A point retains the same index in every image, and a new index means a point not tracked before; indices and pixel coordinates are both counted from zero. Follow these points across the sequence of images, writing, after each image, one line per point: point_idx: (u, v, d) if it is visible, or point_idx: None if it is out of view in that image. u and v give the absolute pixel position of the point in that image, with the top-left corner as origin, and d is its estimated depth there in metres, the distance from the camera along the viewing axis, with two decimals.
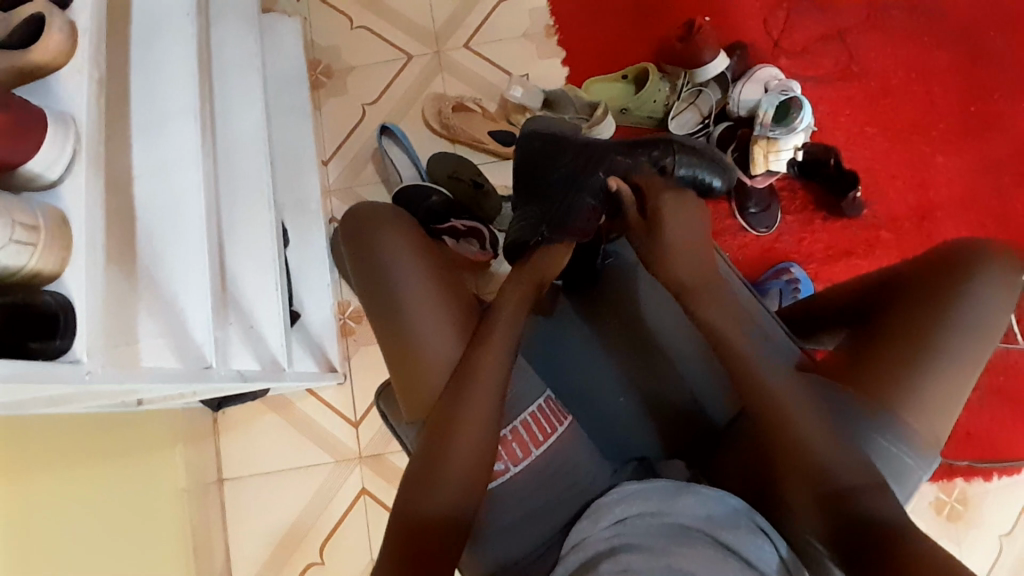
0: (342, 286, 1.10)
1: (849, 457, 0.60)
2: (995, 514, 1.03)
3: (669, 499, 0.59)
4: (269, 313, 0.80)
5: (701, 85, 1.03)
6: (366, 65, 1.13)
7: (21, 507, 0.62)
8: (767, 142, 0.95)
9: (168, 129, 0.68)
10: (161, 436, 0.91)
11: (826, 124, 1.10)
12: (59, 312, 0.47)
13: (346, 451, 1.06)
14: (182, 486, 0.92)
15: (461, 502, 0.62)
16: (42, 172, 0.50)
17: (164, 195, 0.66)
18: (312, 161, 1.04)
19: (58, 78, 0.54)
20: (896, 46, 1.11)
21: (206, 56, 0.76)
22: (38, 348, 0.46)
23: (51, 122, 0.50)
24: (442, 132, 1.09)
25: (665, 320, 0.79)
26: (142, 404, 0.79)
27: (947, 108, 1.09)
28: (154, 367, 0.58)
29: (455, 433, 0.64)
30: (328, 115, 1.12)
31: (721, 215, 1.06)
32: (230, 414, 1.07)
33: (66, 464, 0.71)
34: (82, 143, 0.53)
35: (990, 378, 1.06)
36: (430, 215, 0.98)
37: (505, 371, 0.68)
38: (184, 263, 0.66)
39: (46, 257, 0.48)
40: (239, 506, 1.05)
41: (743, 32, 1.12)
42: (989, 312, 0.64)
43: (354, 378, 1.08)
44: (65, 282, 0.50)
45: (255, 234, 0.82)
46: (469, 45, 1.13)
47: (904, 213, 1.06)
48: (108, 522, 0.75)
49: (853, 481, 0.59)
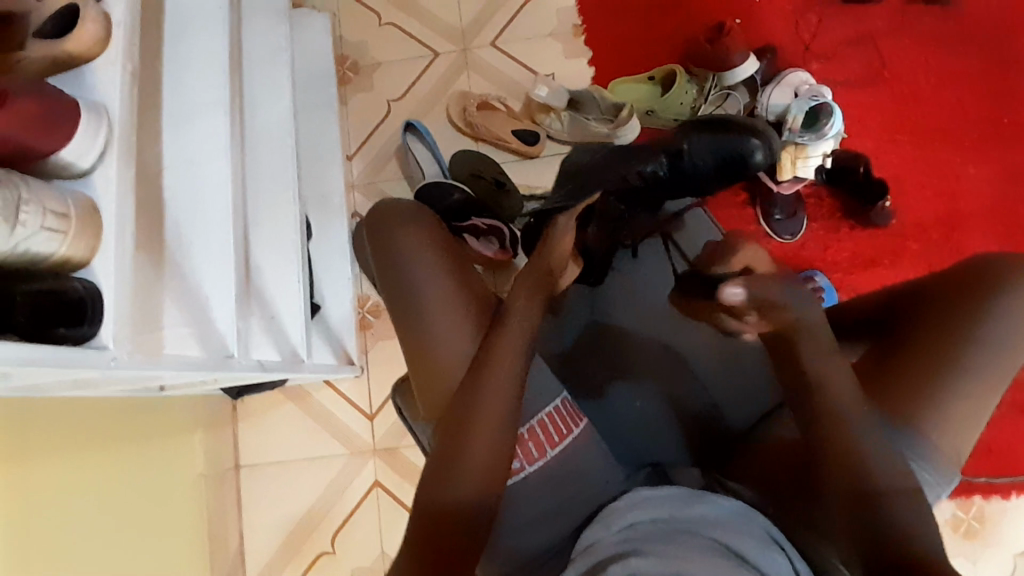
0: (361, 280, 1.11)
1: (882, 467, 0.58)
2: (1014, 535, 1.01)
3: (682, 506, 0.59)
4: (290, 304, 0.81)
5: (730, 88, 1.02)
6: (392, 61, 1.14)
7: (44, 486, 0.63)
8: (796, 149, 0.94)
9: (196, 121, 0.69)
10: (180, 421, 0.93)
11: (856, 131, 1.08)
12: (85, 299, 0.49)
13: (360, 444, 1.07)
14: (199, 471, 0.94)
15: (479, 498, 0.62)
16: (74, 161, 0.51)
17: (191, 185, 0.67)
18: (335, 155, 1.05)
19: (93, 70, 0.55)
20: (931, 52, 1.09)
21: (235, 50, 0.77)
22: (64, 334, 0.47)
23: (83, 113, 0.51)
24: (465, 130, 1.09)
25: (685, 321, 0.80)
26: (164, 389, 0.80)
27: (984, 117, 1.06)
28: (177, 355, 0.59)
29: (470, 428, 0.64)
30: (353, 110, 1.13)
31: (745, 222, 1.05)
32: (248, 403, 1.09)
33: (88, 446, 0.73)
34: (113, 134, 0.54)
35: (1017, 396, 1.03)
36: (449, 212, 0.99)
37: (521, 366, 0.68)
38: (209, 253, 0.67)
39: (76, 245, 0.49)
40: (254, 493, 1.07)
41: (773, 34, 1.10)
42: (1019, 328, 0.62)
43: (370, 371, 1.09)
44: (93, 270, 0.51)
45: (277, 226, 0.83)
46: (495, 43, 1.13)
47: (934, 224, 1.04)
48: (126, 503, 0.76)
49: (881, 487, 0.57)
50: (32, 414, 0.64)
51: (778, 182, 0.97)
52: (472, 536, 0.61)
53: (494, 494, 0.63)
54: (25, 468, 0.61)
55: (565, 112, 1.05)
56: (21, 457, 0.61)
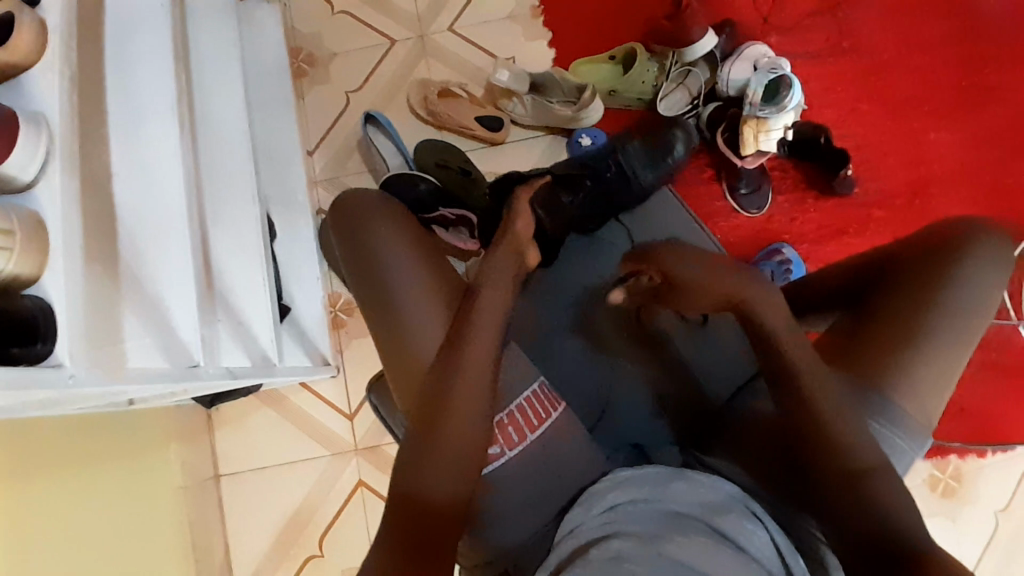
0: (331, 279, 1.09)
1: (851, 435, 0.59)
2: (986, 488, 1.05)
3: (661, 485, 0.59)
4: (259, 309, 0.80)
5: (691, 64, 1.01)
6: (349, 52, 1.11)
7: (17, 511, 0.61)
8: (757, 122, 0.94)
9: (146, 126, 0.66)
10: (155, 434, 0.90)
11: (817, 102, 1.09)
12: (37, 317, 0.47)
13: (342, 445, 1.06)
14: (179, 484, 0.92)
15: (458, 488, 0.63)
16: (17, 175, 0.49)
17: (145, 194, 0.64)
18: (295, 152, 1.02)
19: (29, 77, 0.52)
20: (885, 19, 1.10)
21: (182, 49, 0.74)
22: (19, 353, 0.45)
23: (22, 123, 0.48)
24: (428, 120, 1.07)
25: None
26: (133, 403, 0.78)
27: (939, 82, 1.08)
28: (139, 368, 0.57)
29: (447, 415, 0.64)
30: (312, 104, 1.10)
31: (712, 197, 1.05)
32: (223, 410, 1.07)
33: (61, 467, 0.70)
34: (56, 144, 0.51)
35: (982, 354, 1.06)
36: (418, 204, 0.97)
37: (494, 358, 0.67)
38: (169, 263, 0.64)
39: (23, 261, 0.47)
40: (235, 502, 1.05)
41: (731, 8, 1.10)
42: (980, 296, 0.64)
43: (346, 370, 1.07)
44: (43, 287, 0.49)
45: (238, 229, 0.80)
46: (453, 29, 1.11)
47: (897, 190, 1.06)
48: (105, 522, 0.74)
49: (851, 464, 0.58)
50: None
51: (742, 156, 0.98)
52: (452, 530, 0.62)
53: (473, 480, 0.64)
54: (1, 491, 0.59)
55: (528, 96, 1.04)
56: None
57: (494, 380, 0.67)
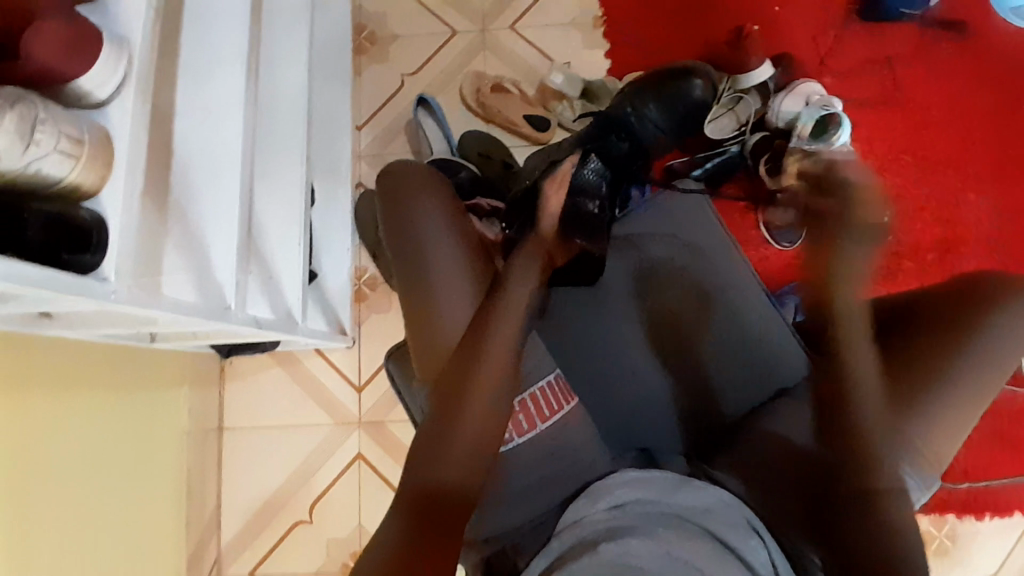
0: (359, 251, 1.10)
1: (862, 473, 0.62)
2: (982, 555, 1.03)
3: (667, 491, 0.59)
4: (290, 268, 0.81)
5: (742, 92, 1.02)
6: (411, 36, 1.14)
7: (35, 419, 0.62)
8: (802, 156, 0.96)
9: (216, 70, 0.67)
10: (168, 374, 0.92)
11: (863, 148, 1.10)
12: (92, 229, 0.48)
13: (346, 416, 1.07)
14: (183, 427, 0.93)
15: (469, 470, 0.64)
16: (92, 91, 0.51)
17: (205, 135, 0.66)
18: (346, 123, 1.05)
19: (118, 2, 0.54)
20: (941, 76, 1.10)
21: (259, 4, 0.77)
22: (69, 260, 0.47)
23: (106, 42, 0.50)
24: (477, 112, 1.09)
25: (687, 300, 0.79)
26: (156, 339, 0.79)
27: (989, 145, 1.09)
28: (173, 298, 0.58)
29: (465, 400, 0.66)
30: (367, 81, 1.13)
31: (745, 226, 1.07)
32: (236, 364, 1.08)
33: (80, 388, 0.72)
34: (134, 69, 0.53)
35: (997, 421, 1.04)
36: (457, 188, 0.98)
37: (515, 351, 0.69)
38: (214, 202, 0.66)
39: (87, 171, 0.48)
40: (234, 456, 1.06)
41: (790, 44, 1.11)
42: (1006, 351, 0.66)
43: (362, 343, 1.08)
44: (100, 202, 0.50)
45: (283, 184, 0.82)
46: (514, 28, 1.14)
47: (932, 246, 1.06)
48: (111, 451, 0.75)
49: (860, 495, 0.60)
50: (30, 348, 0.63)
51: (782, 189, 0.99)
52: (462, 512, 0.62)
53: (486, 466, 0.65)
54: (27, 398, 0.61)
55: (577, 101, 1.06)
56: (21, 388, 0.61)
57: (514, 375, 0.69)
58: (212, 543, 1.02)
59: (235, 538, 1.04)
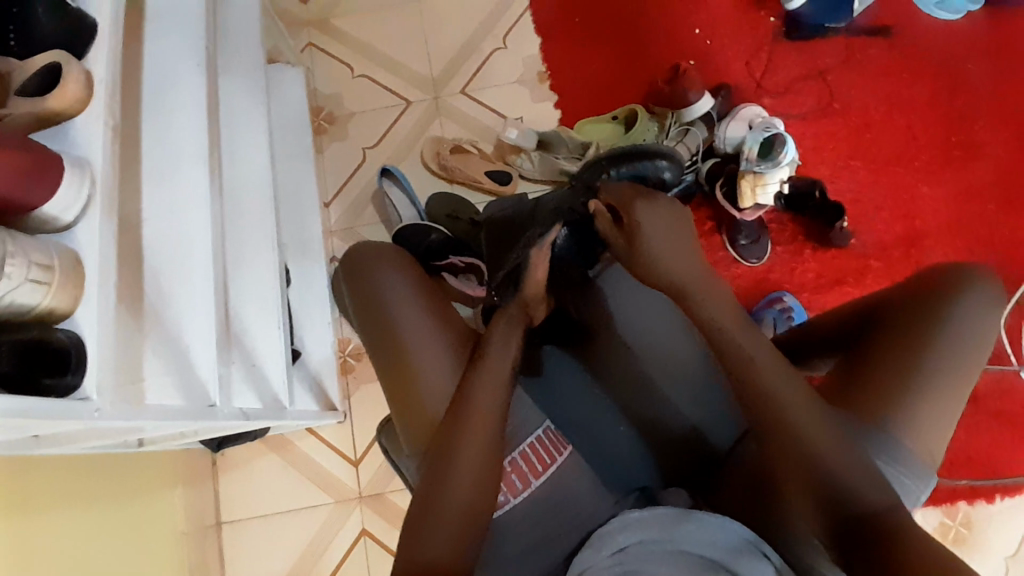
0: (341, 324, 1.11)
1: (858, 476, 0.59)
2: (1001, 538, 1.03)
3: (669, 526, 0.58)
4: (272, 351, 0.81)
5: (689, 124, 1.06)
6: (367, 111, 1.18)
7: (30, 545, 0.61)
8: (754, 177, 0.99)
9: (177, 172, 0.69)
10: (161, 476, 0.90)
11: (812, 159, 1.14)
12: (69, 348, 0.49)
13: (345, 492, 1.05)
14: (181, 529, 0.91)
15: (464, 532, 0.62)
16: (57, 215, 0.52)
17: (173, 235, 0.67)
18: (313, 202, 1.07)
19: (76, 127, 0.56)
20: (873, 83, 1.16)
21: (215, 104, 0.80)
22: (49, 384, 0.47)
23: (67, 167, 0.52)
24: (440, 174, 1.12)
25: (662, 333, 0.80)
26: (143, 443, 0.77)
27: (929, 140, 1.14)
28: (158, 404, 0.58)
29: (452, 467, 0.65)
30: (330, 159, 1.16)
31: (714, 248, 1.09)
32: (229, 455, 1.07)
33: (74, 504, 0.71)
34: (97, 187, 0.55)
35: (989, 403, 1.06)
36: (430, 252, 1.00)
37: (497, 413, 0.70)
38: (188, 298, 0.66)
39: (60, 296, 0.49)
40: (236, 550, 1.04)
41: (727, 73, 1.17)
42: (975, 334, 0.66)
43: (354, 415, 1.08)
44: (77, 321, 0.51)
45: (257, 270, 0.83)
46: (465, 91, 1.18)
47: (894, 242, 1.09)
48: (112, 564, 0.74)
49: (864, 504, 0.58)
50: (20, 473, 0.63)
51: (741, 210, 1.02)
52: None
53: (477, 534, 0.63)
54: (21, 524, 0.61)
55: (535, 152, 1.10)
56: (16, 514, 0.60)
57: (498, 437, 0.69)
58: None
59: None
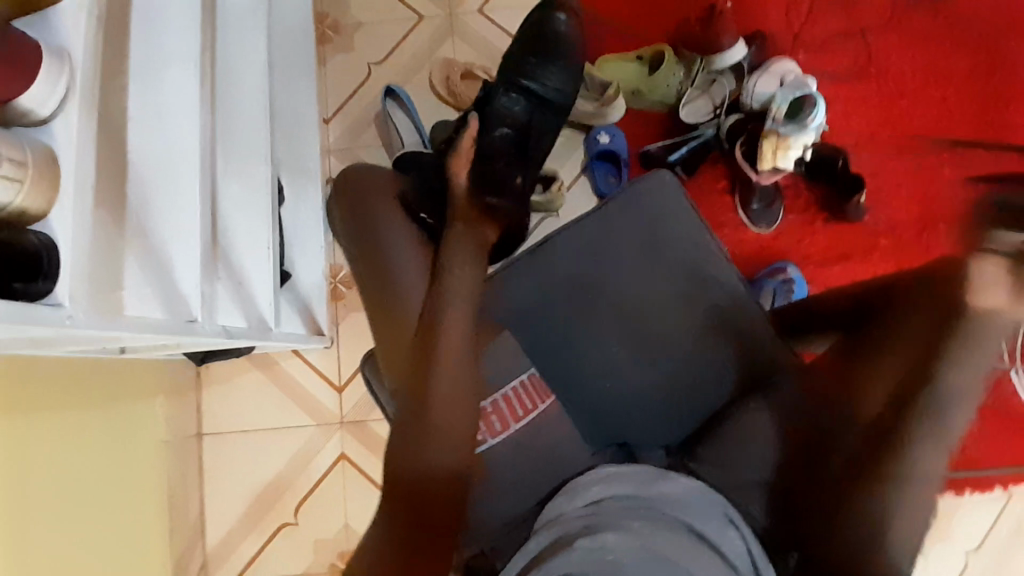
0: (332, 249, 1.08)
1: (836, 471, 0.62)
2: (963, 528, 1.06)
3: (646, 484, 0.60)
4: (259, 268, 0.79)
5: (717, 73, 1.03)
6: (376, 22, 1.10)
7: (17, 444, 0.61)
8: (777, 139, 0.94)
9: (170, 69, 0.64)
10: (143, 384, 0.90)
11: (839, 125, 1.09)
12: (43, 252, 0.46)
13: (327, 416, 1.06)
14: (161, 438, 0.92)
15: (446, 460, 0.65)
16: (34, 108, 0.48)
17: (160, 140, 0.62)
18: (311, 117, 1.02)
19: (58, 11, 0.51)
20: (915, 51, 1.09)
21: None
22: (20, 289, 0.45)
23: (45, 55, 0.47)
24: (448, 99, 1.07)
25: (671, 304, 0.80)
26: (125, 352, 0.75)
27: (963, 120, 1.08)
28: (138, 317, 0.56)
29: (429, 398, 0.67)
30: (333, 71, 1.09)
31: (723, 209, 1.07)
32: (212, 369, 1.06)
33: (62, 407, 0.70)
34: (76, 82, 0.50)
35: None
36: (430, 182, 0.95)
37: (471, 346, 0.70)
38: (173, 209, 0.62)
39: (32, 195, 0.46)
40: (215, 461, 1.05)
41: (764, 22, 1.10)
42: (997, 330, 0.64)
43: (339, 342, 1.07)
44: (49, 223, 0.48)
45: (248, 186, 0.78)
46: (482, 12, 1.10)
47: (909, 221, 1.06)
48: (95, 467, 0.74)
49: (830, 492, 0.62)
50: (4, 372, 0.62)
51: (758, 171, 0.97)
52: (445, 502, 0.63)
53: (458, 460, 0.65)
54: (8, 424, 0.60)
55: None
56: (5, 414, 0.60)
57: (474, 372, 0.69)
58: (200, 551, 1.01)
59: (223, 543, 1.04)
